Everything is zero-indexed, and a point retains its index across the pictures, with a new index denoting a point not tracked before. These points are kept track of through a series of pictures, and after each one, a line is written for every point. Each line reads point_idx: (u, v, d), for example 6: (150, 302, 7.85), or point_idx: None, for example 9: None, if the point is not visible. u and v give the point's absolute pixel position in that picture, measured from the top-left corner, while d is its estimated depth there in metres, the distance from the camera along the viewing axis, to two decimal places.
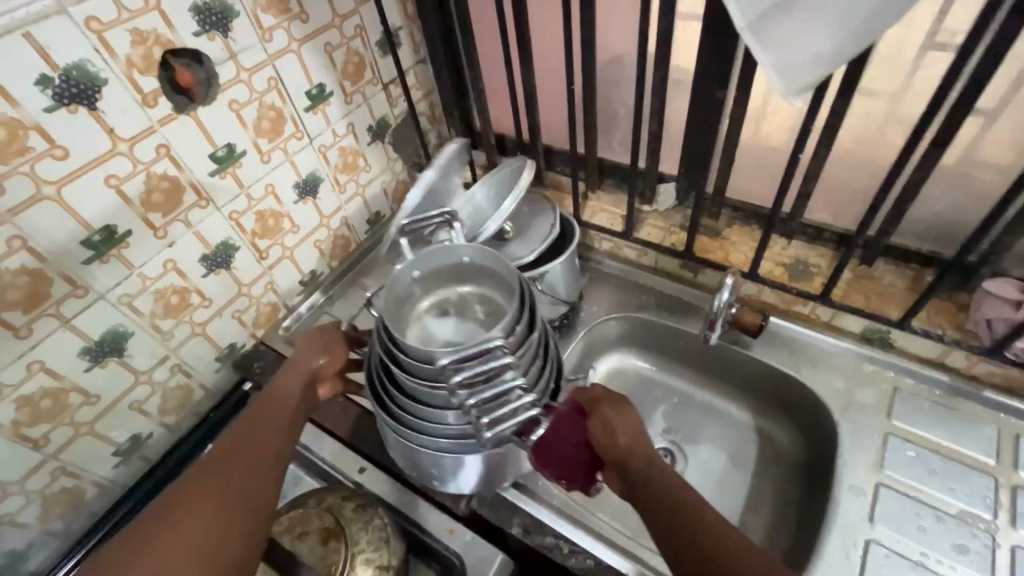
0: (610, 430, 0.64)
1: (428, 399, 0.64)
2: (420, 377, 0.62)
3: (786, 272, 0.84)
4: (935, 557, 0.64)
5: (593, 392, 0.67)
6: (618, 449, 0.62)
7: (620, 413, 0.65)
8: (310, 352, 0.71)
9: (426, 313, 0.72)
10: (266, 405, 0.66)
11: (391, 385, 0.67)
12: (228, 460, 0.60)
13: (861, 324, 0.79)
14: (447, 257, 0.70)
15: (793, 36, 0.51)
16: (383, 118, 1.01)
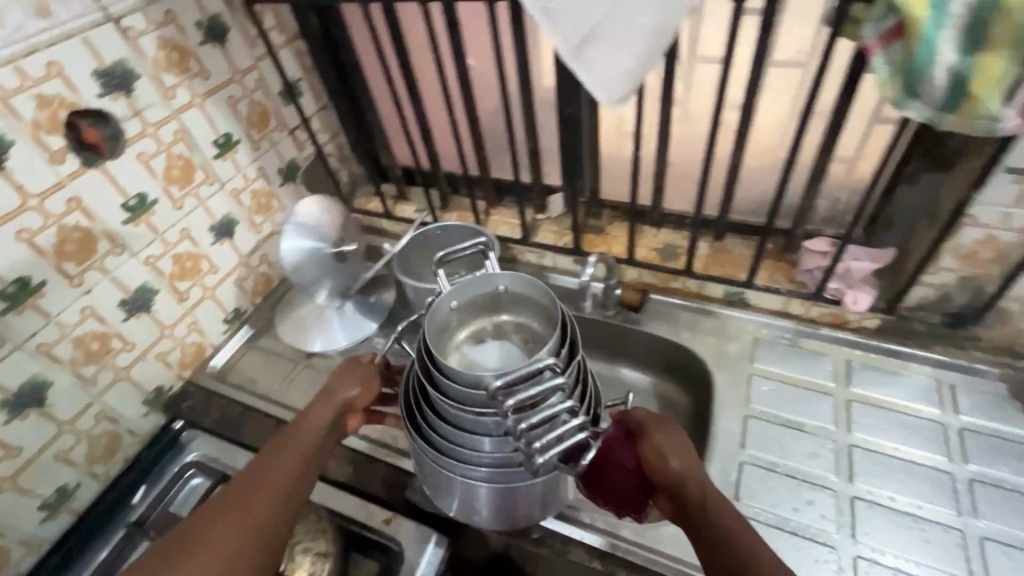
0: (663, 457, 0.63)
1: (472, 429, 0.63)
2: (464, 402, 0.62)
3: (659, 255, 0.98)
4: (795, 465, 0.77)
5: (641, 418, 0.68)
6: (670, 476, 0.62)
7: (672, 438, 0.65)
8: (340, 383, 0.74)
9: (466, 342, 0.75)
10: (301, 426, 0.69)
11: (433, 422, 0.66)
12: (267, 474, 0.62)
13: (722, 289, 0.94)
14: (483, 287, 0.72)
15: (602, 58, 0.65)
16: (291, 160, 1.09)
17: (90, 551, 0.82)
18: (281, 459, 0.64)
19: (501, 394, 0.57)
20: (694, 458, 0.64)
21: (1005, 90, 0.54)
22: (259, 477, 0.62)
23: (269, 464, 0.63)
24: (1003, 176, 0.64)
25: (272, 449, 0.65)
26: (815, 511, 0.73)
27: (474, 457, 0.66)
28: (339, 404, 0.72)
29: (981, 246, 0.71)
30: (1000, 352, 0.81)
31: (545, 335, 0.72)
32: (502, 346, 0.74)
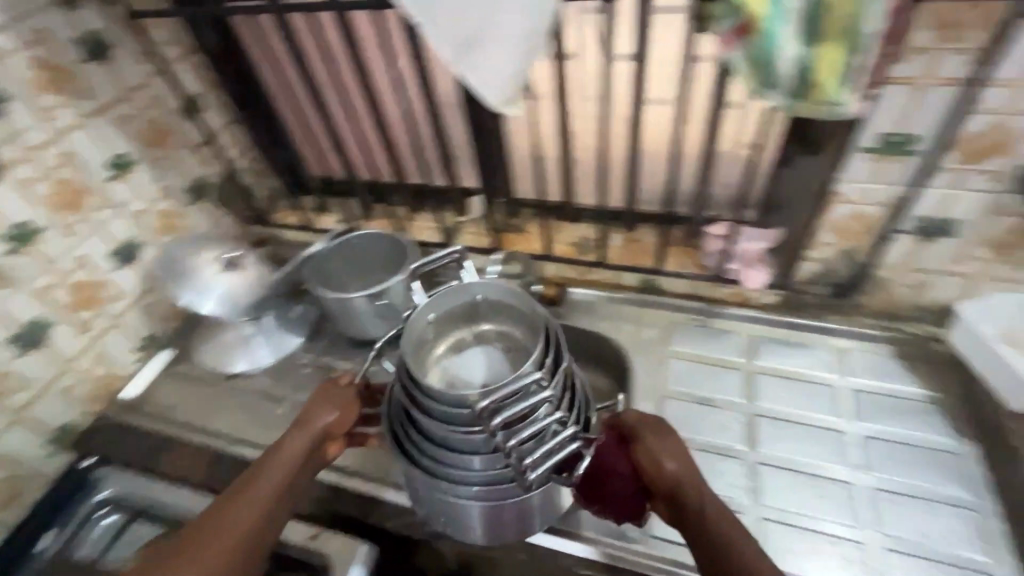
0: (656, 459, 0.67)
1: (462, 446, 0.66)
2: (453, 421, 0.64)
3: (576, 249, 1.02)
4: (707, 439, 0.82)
5: (636, 420, 0.71)
6: (667, 477, 0.66)
7: (667, 440, 0.68)
8: (320, 408, 0.74)
9: (447, 353, 0.78)
10: (274, 458, 0.69)
11: (427, 441, 0.68)
12: (235, 509, 0.64)
13: (636, 278, 0.99)
14: (462, 299, 0.76)
15: (486, 62, 0.67)
16: (200, 178, 1.06)
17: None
18: (254, 492, 0.66)
19: (488, 413, 0.60)
20: (688, 458, 0.68)
21: (845, 77, 0.59)
22: (233, 514, 0.64)
23: (243, 498, 0.65)
24: (860, 154, 0.70)
25: (246, 482, 0.67)
26: (725, 481, 0.77)
27: (465, 475, 0.68)
28: (318, 430, 0.73)
29: (852, 219, 0.77)
30: (884, 316, 0.87)
31: (525, 343, 0.75)
32: (482, 352, 0.77)
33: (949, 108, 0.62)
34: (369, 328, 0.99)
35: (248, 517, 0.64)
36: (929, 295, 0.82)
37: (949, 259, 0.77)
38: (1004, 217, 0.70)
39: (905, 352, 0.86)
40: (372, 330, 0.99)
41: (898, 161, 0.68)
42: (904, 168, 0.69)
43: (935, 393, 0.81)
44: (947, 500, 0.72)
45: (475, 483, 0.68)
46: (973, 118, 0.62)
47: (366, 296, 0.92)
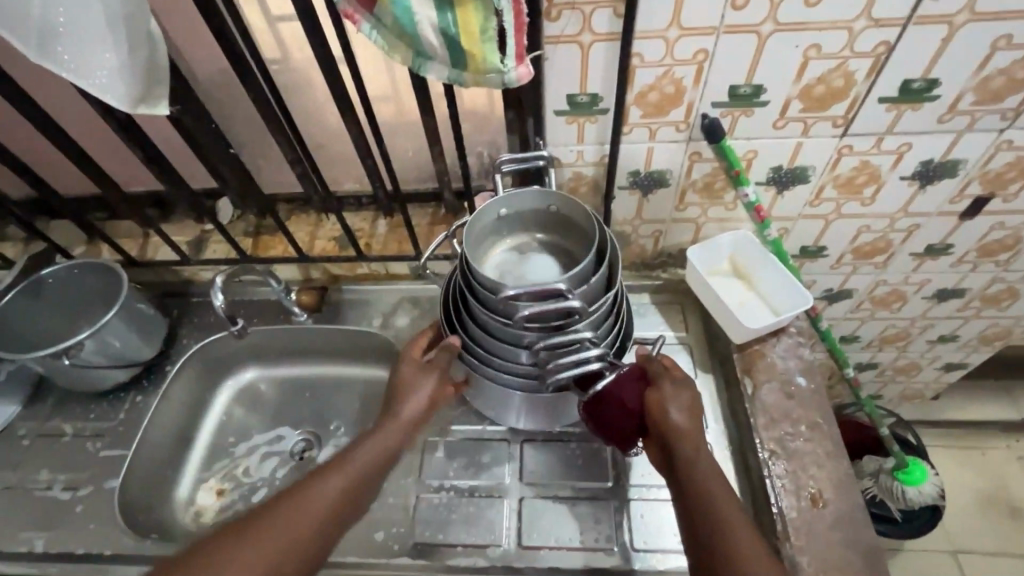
0: (667, 407, 0.61)
1: (495, 337, 0.65)
2: (493, 311, 0.63)
3: (336, 245, 0.92)
4: (488, 424, 0.79)
5: (661, 367, 0.64)
6: (670, 428, 0.61)
7: (686, 393, 0.63)
8: (402, 395, 0.66)
9: (508, 251, 0.73)
10: (364, 443, 0.63)
11: (467, 325, 0.67)
12: (320, 492, 0.58)
13: (406, 266, 0.93)
14: (535, 203, 0.70)
15: (79, 52, 0.52)
16: None
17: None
18: (321, 484, 0.59)
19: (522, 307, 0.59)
20: (697, 416, 0.62)
21: (498, 41, 0.54)
22: (286, 511, 0.57)
23: (307, 488, 0.58)
24: (555, 117, 0.67)
25: (318, 470, 0.60)
26: (494, 466, 0.75)
27: (491, 365, 0.67)
28: (405, 423, 0.65)
29: (576, 181, 0.75)
30: (638, 266, 0.90)
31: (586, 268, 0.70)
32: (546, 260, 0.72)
33: (612, 62, 0.60)
34: (96, 382, 0.83)
35: (305, 516, 0.57)
36: (667, 241, 0.85)
37: (672, 206, 0.78)
38: (700, 164, 0.72)
39: (662, 296, 0.88)
40: (99, 384, 0.83)
41: (591, 121, 0.67)
42: (599, 127, 0.67)
43: (683, 334, 0.85)
44: None
45: (498, 373, 0.67)
46: (639, 71, 0.61)
47: (49, 354, 0.75)
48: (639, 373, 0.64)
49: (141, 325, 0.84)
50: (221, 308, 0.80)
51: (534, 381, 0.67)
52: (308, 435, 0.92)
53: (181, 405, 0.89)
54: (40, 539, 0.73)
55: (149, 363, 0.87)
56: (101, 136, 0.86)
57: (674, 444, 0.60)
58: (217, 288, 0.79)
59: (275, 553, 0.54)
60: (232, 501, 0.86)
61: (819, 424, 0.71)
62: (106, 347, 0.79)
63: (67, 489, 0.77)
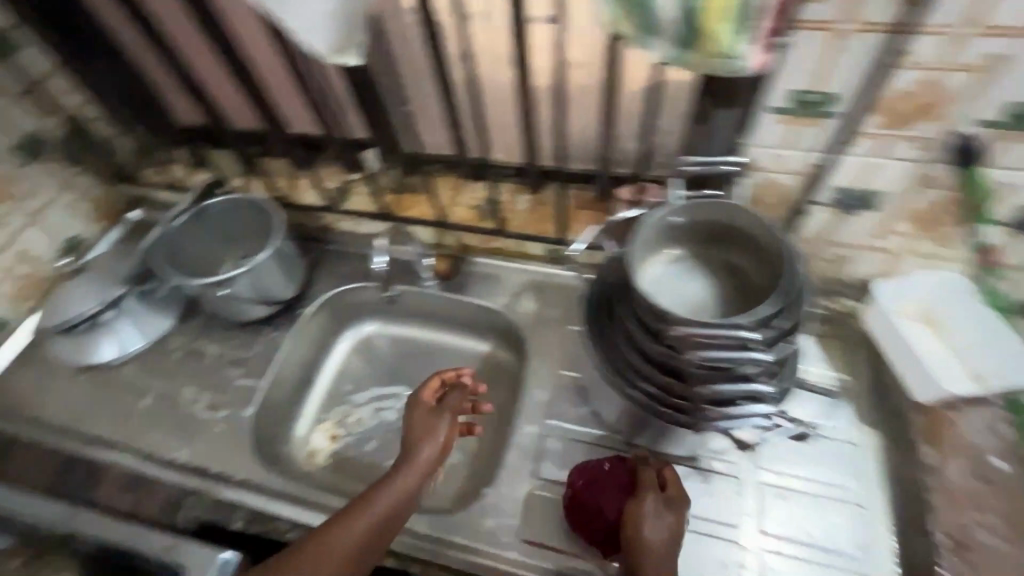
0: (639, 519, 0.60)
1: (645, 359, 0.59)
2: (652, 333, 0.57)
3: (475, 215, 0.90)
4: (612, 431, 0.74)
5: (652, 482, 0.63)
6: (636, 540, 0.59)
7: (670, 517, 0.61)
8: (421, 439, 0.67)
9: (670, 262, 0.66)
10: (372, 493, 0.63)
11: (616, 339, 0.62)
12: (330, 541, 0.59)
13: (543, 247, 0.89)
14: (714, 214, 0.62)
15: None
16: (31, 134, 0.90)
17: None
18: (353, 522, 0.60)
19: (692, 340, 0.53)
20: (675, 538, 0.60)
21: (741, 19, 0.46)
22: (326, 546, 0.59)
23: (343, 526, 0.60)
24: (769, 116, 0.58)
25: (350, 506, 0.62)
26: None
27: (631, 387, 0.61)
28: (421, 468, 0.65)
29: (765, 188, 0.66)
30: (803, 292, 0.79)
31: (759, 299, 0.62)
32: (708, 285, 0.64)
33: (867, 58, 0.50)
34: (242, 313, 0.87)
35: (338, 551, 0.59)
36: (849, 270, 0.73)
37: (872, 233, 0.67)
38: (932, 190, 0.60)
39: (827, 330, 0.78)
40: (244, 314, 0.88)
41: (813, 124, 0.57)
42: (820, 133, 0.58)
43: (848, 379, 0.74)
44: (844, 502, 0.67)
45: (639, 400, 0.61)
46: (897, 72, 0.51)
47: (210, 283, 0.79)
48: (627, 485, 0.65)
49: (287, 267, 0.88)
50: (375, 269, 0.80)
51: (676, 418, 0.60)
52: None
53: (309, 347, 0.92)
54: (183, 451, 0.78)
55: (288, 302, 0.90)
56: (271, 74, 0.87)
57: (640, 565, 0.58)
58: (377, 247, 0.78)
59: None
60: (344, 448, 0.88)
61: (1016, 518, 0.61)
62: (256, 283, 0.83)
63: (209, 410, 0.82)
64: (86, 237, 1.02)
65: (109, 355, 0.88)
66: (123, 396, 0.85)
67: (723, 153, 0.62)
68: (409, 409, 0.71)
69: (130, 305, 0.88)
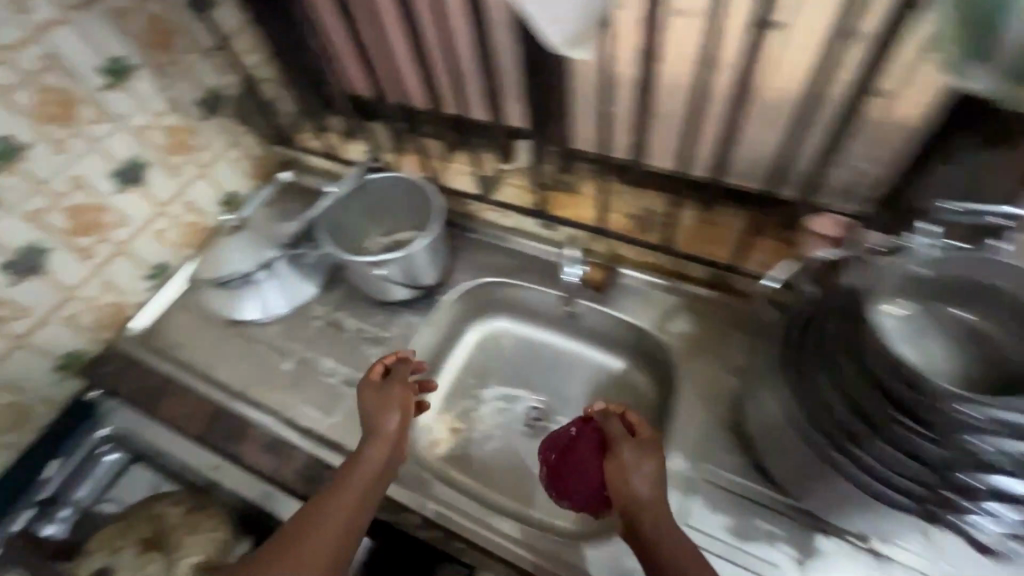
0: (625, 476, 0.62)
1: (865, 423, 0.53)
2: (896, 399, 0.50)
3: (635, 225, 0.84)
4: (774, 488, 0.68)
5: (621, 434, 0.66)
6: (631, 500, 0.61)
7: (647, 463, 0.63)
8: (382, 415, 0.67)
9: (907, 314, 0.56)
10: (349, 473, 0.63)
11: (830, 396, 0.55)
12: (320, 524, 0.58)
13: (705, 270, 0.82)
14: (975, 271, 0.53)
15: None
16: (213, 90, 0.93)
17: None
18: (340, 500, 0.61)
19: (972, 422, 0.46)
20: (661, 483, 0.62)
21: None
22: (321, 526, 0.58)
23: (330, 505, 0.60)
24: None
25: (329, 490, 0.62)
26: (766, 538, 0.66)
27: (839, 449, 0.56)
28: (392, 440, 0.67)
29: None
30: None
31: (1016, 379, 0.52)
32: (946, 354, 0.55)
33: None
34: (386, 293, 0.87)
35: (329, 522, 0.59)
36: None
37: None
38: None
39: None
40: (389, 295, 0.88)
41: None
42: None
43: None
44: None
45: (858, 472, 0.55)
46: None
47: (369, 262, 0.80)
48: (599, 445, 0.69)
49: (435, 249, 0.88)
50: None
51: (901, 496, 0.54)
52: (541, 403, 0.90)
53: (442, 335, 0.91)
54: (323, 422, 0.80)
55: (428, 288, 0.89)
56: None
57: (643, 522, 0.59)
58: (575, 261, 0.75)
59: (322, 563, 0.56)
60: (465, 442, 0.87)
61: None
62: (405, 270, 0.83)
63: (348, 384, 0.83)
64: (242, 192, 1.06)
65: (256, 313, 0.91)
66: (269, 355, 0.88)
67: (998, 201, 0.57)
68: (360, 391, 0.72)
69: (278, 265, 0.90)
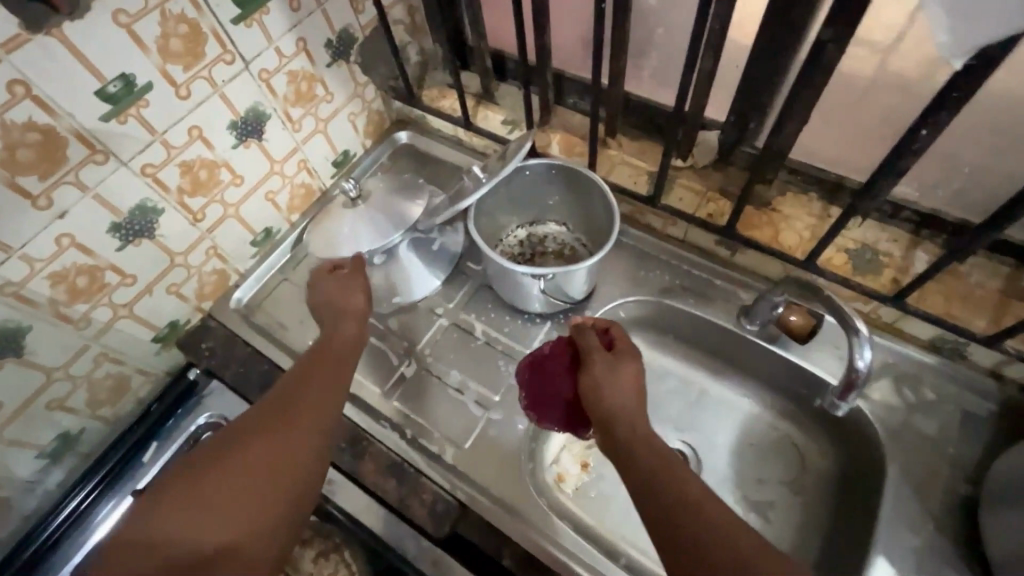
0: (599, 387, 0.56)
1: None
2: None
3: (848, 264, 0.68)
4: None
5: (593, 341, 0.61)
6: (604, 411, 0.55)
7: (622, 372, 0.57)
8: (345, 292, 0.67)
9: None
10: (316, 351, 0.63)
11: None
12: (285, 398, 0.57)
13: (931, 332, 0.65)
14: None
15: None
16: (345, 30, 0.78)
17: (86, 513, 0.72)
18: (309, 390, 0.59)
19: None
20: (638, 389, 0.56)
21: None
22: (290, 412, 0.56)
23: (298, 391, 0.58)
24: None
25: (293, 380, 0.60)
26: None
27: None
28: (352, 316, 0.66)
29: None
30: None
31: None
32: None
33: None
34: (525, 301, 0.75)
35: (296, 407, 0.56)
36: None
37: None
38: None
39: None
40: (526, 303, 0.75)
41: None
42: None
43: None
44: None
45: None
46: None
47: (528, 273, 0.67)
48: (572, 361, 0.64)
49: (588, 252, 0.79)
50: (853, 372, 0.56)
51: None
52: (685, 448, 0.76)
53: None
54: (451, 448, 0.70)
55: (575, 302, 0.76)
56: (650, 23, 0.67)
57: (617, 433, 0.52)
58: (868, 343, 0.54)
59: (299, 443, 0.54)
60: (593, 484, 0.76)
61: None
62: (560, 285, 0.69)
63: (479, 405, 0.73)
64: (356, 151, 0.93)
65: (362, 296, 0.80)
66: (387, 353, 0.78)
67: None
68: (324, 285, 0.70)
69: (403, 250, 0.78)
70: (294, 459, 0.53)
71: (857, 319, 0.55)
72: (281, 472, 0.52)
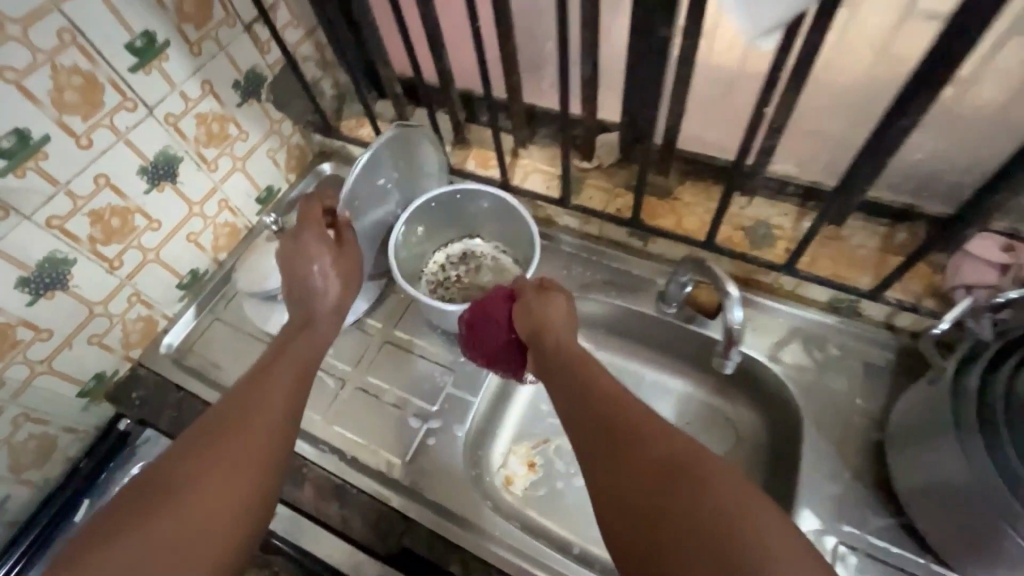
0: (532, 320, 0.62)
1: None
2: None
3: (746, 239, 0.73)
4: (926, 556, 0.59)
5: (527, 282, 0.67)
6: (534, 329, 0.62)
7: (550, 301, 0.63)
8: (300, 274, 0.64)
9: None
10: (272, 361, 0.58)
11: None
12: (237, 413, 0.51)
13: (827, 294, 0.70)
14: None
15: None
16: (252, 70, 0.81)
17: None
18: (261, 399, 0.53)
19: None
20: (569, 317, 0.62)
21: None
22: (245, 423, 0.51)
23: (254, 402, 0.53)
24: None
25: (249, 388, 0.54)
26: None
27: None
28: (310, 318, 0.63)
29: None
30: None
31: None
32: None
33: None
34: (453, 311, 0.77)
35: (254, 424, 0.51)
36: None
37: None
38: None
39: None
40: None
41: None
42: None
43: None
44: None
45: None
46: None
47: None
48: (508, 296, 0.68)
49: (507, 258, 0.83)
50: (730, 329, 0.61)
51: None
52: None
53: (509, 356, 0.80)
54: (393, 463, 0.71)
55: None
56: (536, 39, 0.72)
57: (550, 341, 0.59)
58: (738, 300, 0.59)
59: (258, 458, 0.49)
60: (540, 482, 0.77)
61: None
62: None
63: (418, 418, 0.74)
64: (279, 186, 0.94)
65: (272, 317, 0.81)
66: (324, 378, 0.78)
67: None
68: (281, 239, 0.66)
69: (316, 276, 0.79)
70: (255, 475, 0.48)
71: (728, 282, 0.60)
72: (251, 492, 0.47)
